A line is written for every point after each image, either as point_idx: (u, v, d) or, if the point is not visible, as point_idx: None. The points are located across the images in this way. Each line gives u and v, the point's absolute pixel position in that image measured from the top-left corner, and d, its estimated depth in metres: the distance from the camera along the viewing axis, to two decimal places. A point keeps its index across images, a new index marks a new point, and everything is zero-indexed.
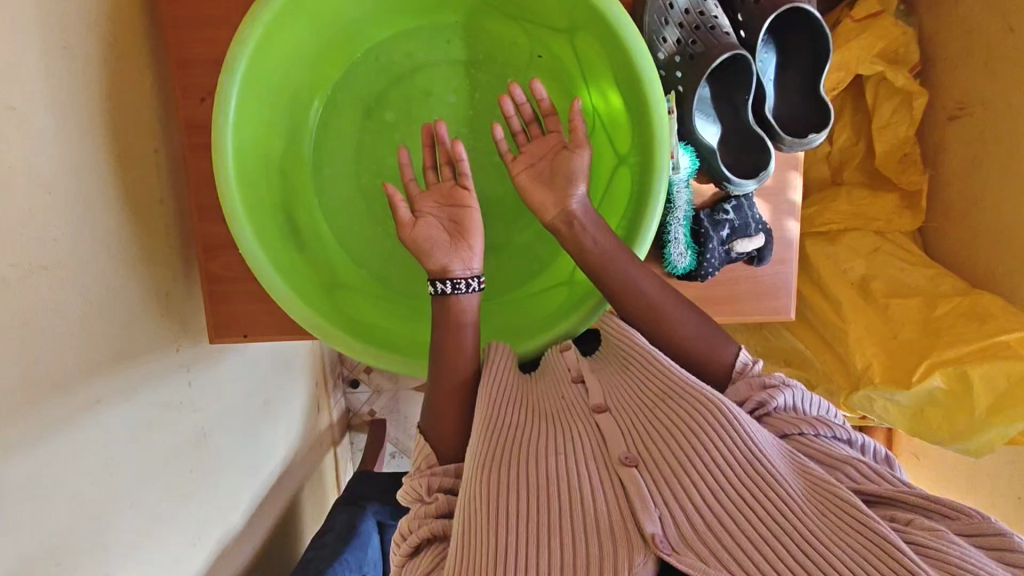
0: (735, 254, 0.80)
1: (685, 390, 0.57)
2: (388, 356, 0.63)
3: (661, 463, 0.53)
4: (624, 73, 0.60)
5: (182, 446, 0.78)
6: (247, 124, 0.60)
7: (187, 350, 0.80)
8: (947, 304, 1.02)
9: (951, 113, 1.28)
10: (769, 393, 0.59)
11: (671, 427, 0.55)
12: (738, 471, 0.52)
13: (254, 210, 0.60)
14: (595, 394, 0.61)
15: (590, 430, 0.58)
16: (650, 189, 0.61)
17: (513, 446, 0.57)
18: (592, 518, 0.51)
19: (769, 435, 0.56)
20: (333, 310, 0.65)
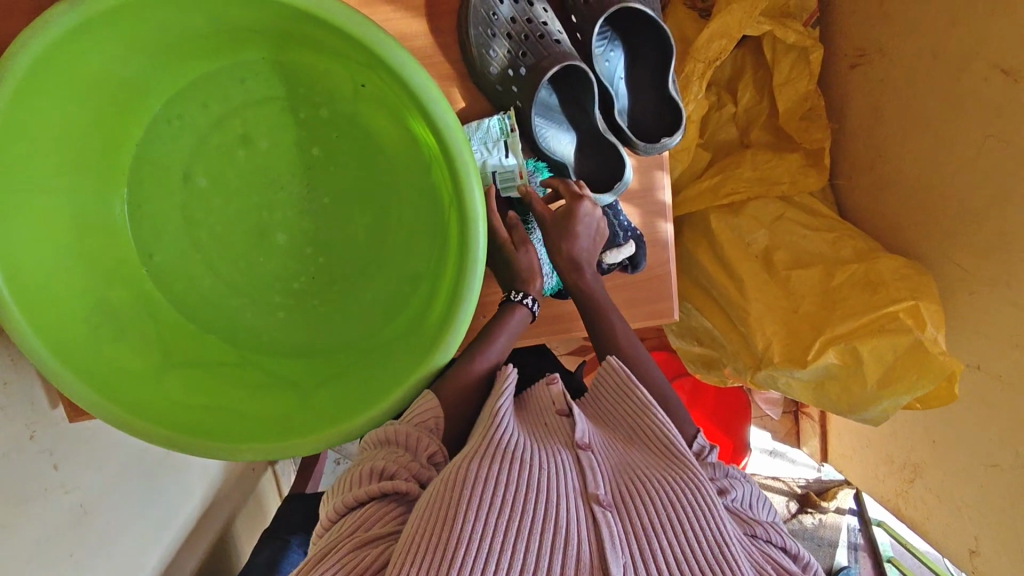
0: (607, 265, 0.77)
1: (677, 457, 0.64)
2: (211, 446, 0.58)
3: (635, 519, 0.57)
4: (422, 118, 0.57)
5: (52, 532, 0.75)
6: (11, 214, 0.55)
7: (45, 433, 0.76)
8: (843, 271, 1.00)
9: (852, 61, 1.23)
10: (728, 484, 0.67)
11: (650, 483, 0.61)
12: (705, 543, 0.56)
13: (42, 308, 0.57)
14: (583, 431, 0.66)
15: (576, 465, 0.62)
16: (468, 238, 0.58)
17: (504, 457, 0.60)
18: (564, 547, 0.53)
19: (736, 531, 0.61)
20: (164, 403, 0.61)
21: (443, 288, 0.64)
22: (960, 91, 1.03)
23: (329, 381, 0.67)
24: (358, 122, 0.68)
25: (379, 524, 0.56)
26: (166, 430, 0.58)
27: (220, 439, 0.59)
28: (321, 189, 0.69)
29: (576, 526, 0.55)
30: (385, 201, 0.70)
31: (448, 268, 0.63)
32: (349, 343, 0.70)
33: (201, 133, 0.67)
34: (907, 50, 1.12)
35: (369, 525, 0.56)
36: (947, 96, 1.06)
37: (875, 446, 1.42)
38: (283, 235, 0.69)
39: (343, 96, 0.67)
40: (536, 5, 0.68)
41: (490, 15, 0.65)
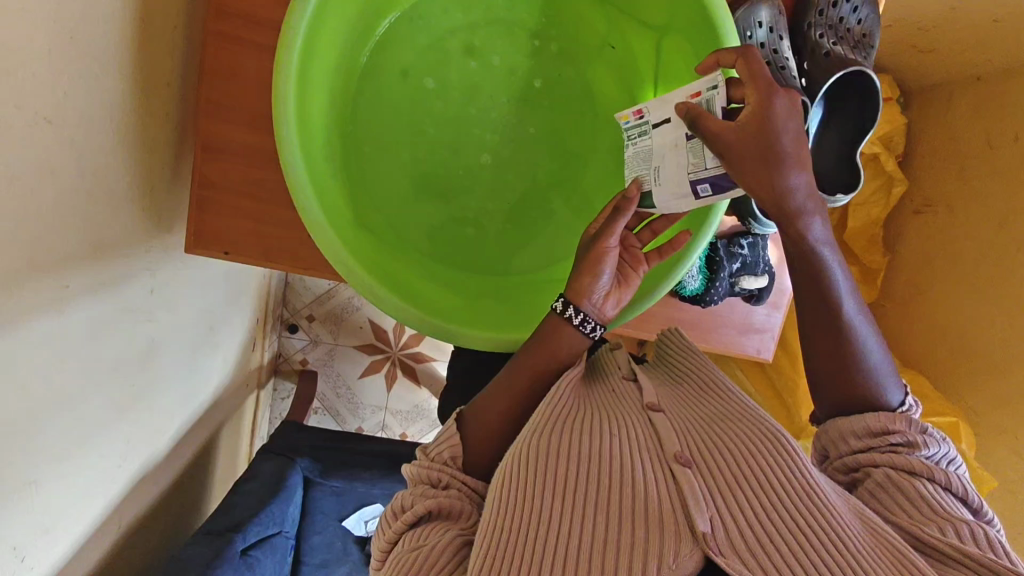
0: (738, 288, 0.83)
1: (746, 414, 0.63)
2: (406, 309, 0.59)
3: (712, 472, 0.57)
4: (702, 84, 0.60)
5: (129, 357, 0.70)
6: (319, 27, 0.56)
7: (156, 254, 0.72)
8: None
9: (916, 208, 1.38)
10: (923, 440, 0.58)
11: (724, 437, 0.60)
12: (792, 494, 0.54)
13: (303, 123, 0.56)
14: (649, 393, 0.67)
15: (643, 425, 0.63)
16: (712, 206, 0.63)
17: (573, 425, 0.63)
18: (641, 497, 0.55)
19: (834, 483, 0.57)
20: (369, 257, 0.61)
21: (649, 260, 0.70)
22: (1014, 260, 1.17)
23: (493, 297, 0.70)
24: (588, 78, 0.72)
25: (424, 538, 0.59)
26: (377, 285, 0.58)
27: (412, 305, 0.61)
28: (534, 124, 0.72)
29: (652, 483, 0.56)
30: (590, 154, 0.73)
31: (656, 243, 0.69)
32: (517, 267, 0.73)
33: (444, 30, 0.69)
34: (972, 214, 1.27)
35: (413, 540, 0.59)
36: (1000, 261, 1.20)
37: None
38: (487, 158, 0.71)
39: (588, 49, 0.71)
40: (783, 40, 0.74)
41: (746, 34, 0.72)
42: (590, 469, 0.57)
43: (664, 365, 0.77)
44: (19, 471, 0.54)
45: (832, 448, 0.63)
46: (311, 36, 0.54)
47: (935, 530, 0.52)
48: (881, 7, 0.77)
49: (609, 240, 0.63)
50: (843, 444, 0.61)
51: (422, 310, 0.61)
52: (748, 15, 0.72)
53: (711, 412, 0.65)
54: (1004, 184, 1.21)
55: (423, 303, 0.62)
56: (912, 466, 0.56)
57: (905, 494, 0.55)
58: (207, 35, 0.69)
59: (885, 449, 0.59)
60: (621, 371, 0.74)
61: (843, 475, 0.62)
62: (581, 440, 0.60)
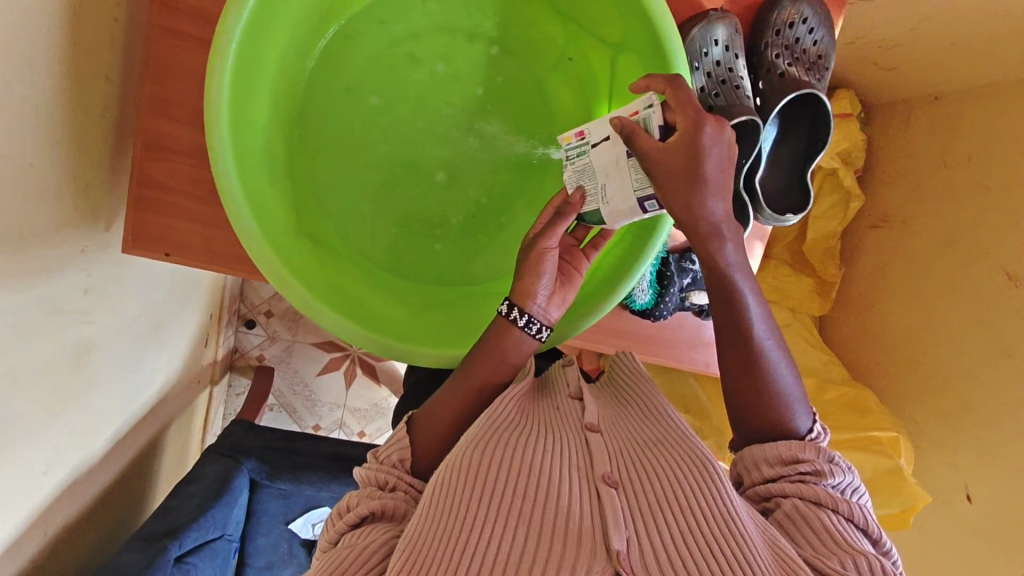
0: (688, 303, 0.83)
1: (680, 440, 0.64)
2: (346, 323, 0.58)
3: (638, 497, 0.58)
4: None
5: (62, 359, 0.68)
6: (257, 31, 0.54)
7: (92, 253, 0.70)
8: (836, 391, 1.12)
9: (873, 223, 1.41)
10: (829, 468, 0.60)
11: (655, 462, 0.61)
12: (710, 522, 0.55)
13: (239, 127, 0.55)
14: (591, 412, 0.66)
15: (579, 444, 0.63)
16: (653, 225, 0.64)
17: (511, 438, 0.62)
18: (566, 516, 0.55)
19: (749, 510, 0.58)
20: (308, 267, 0.59)
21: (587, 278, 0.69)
22: (961, 278, 1.21)
23: (435, 305, 0.69)
24: (543, 88, 0.71)
25: (361, 539, 0.57)
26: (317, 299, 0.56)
27: (350, 316, 0.59)
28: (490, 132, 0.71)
29: (577, 503, 0.56)
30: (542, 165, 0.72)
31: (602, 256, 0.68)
32: (465, 278, 0.72)
33: (399, 36, 0.67)
34: (925, 233, 1.30)
35: (351, 540, 0.57)
36: (948, 280, 1.23)
37: None
38: (441, 175, 0.69)
39: (543, 60, 0.70)
40: (739, 58, 0.74)
41: (702, 50, 0.72)
42: (520, 486, 0.57)
43: (610, 382, 0.77)
44: None
45: (747, 476, 0.65)
46: (250, 37, 0.53)
47: (834, 562, 0.54)
48: (837, 29, 0.78)
49: (547, 243, 0.62)
50: (757, 473, 0.64)
51: (366, 326, 0.59)
52: (705, 32, 0.72)
53: (647, 435, 0.66)
54: (955, 205, 1.25)
55: (363, 316, 0.60)
56: (818, 497, 0.58)
57: (810, 524, 0.57)
58: (152, 27, 0.67)
59: (793, 478, 0.61)
60: (568, 387, 0.73)
61: (757, 503, 0.64)
62: (516, 454, 0.60)
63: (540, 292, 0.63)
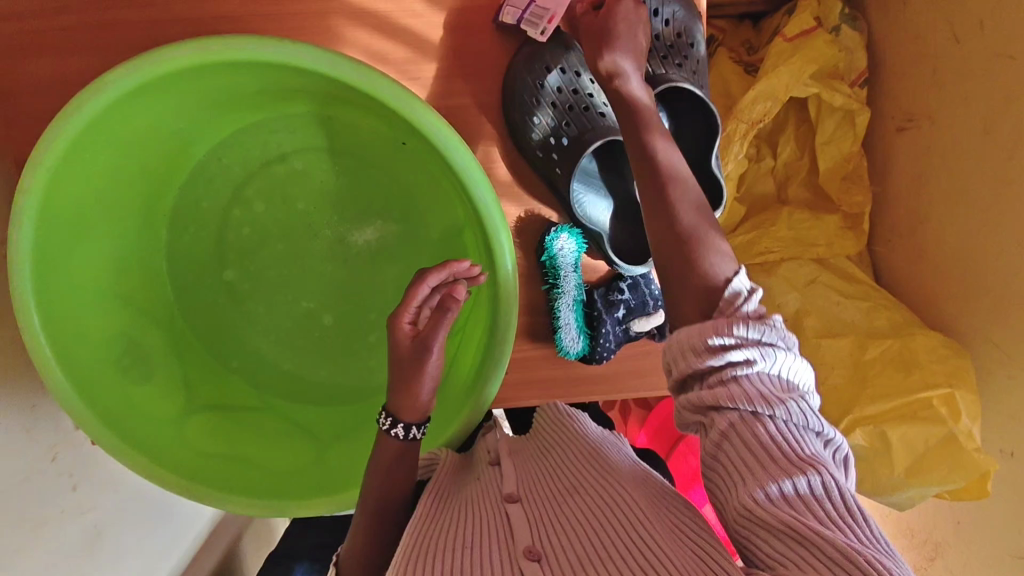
0: (634, 332, 0.76)
1: (608, 488, 0.58)
2: (232, 498, 0.59)
3: (564, 560, 0.50)
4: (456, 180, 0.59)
5: (67, 555, 0.77)
6: (58, 265, 0.55)
7: (67, 455, 0.78)
8: (878, 346, 0.96)
9: (899, 124, 1.19)
10: (762, 348, 0.48)
11: (582, 517, 0.55)
12: (646, 573, 0.47)
13: (82, 362, 0.56)
14: (509, 483, 0.61)
15: (498, 518, 0.57)
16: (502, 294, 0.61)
17: (423, 544, 0.54)
18: None
19: (683, 536, 0.50)
20: (203, 451, 0.62)
21: (463, 368, 0.70)
22: (1011, 169, 0.99)
23: (333, 438, 0.68)
24: (394, 175, 0.69)
25: None
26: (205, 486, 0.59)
27: (238, 490, 0.60)
28: (354, 235, 0.71)
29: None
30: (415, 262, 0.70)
31: (472, 342, 0.69)
32: (361, 396, 0.71)
33: (238, 184, 0.69)
34: (957, 123, 1.08)
35: None
36: (992, 175, 1.02)
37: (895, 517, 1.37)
38: (330, 316, 0.72)
39: (379, 150, 0.67)
40: (583, 75, 0.71)
41: (535, 84, 0.68)
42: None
43: (537, 434, 0.73)
44: None
45: (674, 367, 0.52)
46: (51, 277, 0.54)
47: (778, 480, 0.45)
48: (694, 5, 0.72)
49: (434, 348, 0.60)
50: (684, 364, 0.50)
51: (256, 496, 0.60)
52: (531, 64, 0.68)
53: (571, 486, 0.60)
54: (982, 82, 1.02)
55: (251, 484, 0.61)
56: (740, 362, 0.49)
57: (748, 451, 0.46)
58: None
59: (723, 374, 0.48)
60: (489, 456, 0.68)
61: (688, 409, 0.51)
62: (431, 550, 0.53)
63: (426, 384, 0.61)
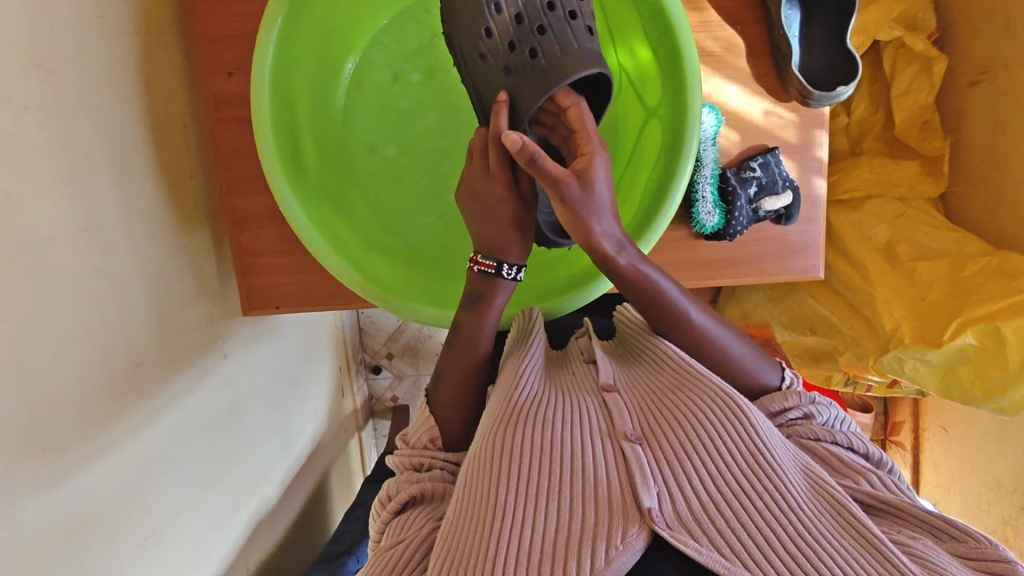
0: (763, 212, 0.80)
1: (698, 382, 0.62)
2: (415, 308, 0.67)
3: (662, 447, 0.58)
4: (651, 17, 0.61)
5: (215, 418, 0.80)
6: (282, 87, 0.64)
7: (221, 322, 0.82)
8: (975, 263, 1.00)
9: (970, 79, 1.25)
10: (815, 410, 0.66)
11: (675, 409, 0.61)
12: (741, 462, 0.56)
13: (294, 175, 0.65)
14: (605, 373, 0.67)
15: (596, 404, 0.64)
16: (684, 129, 0.61)
17: (527, 415, 0.62)
18: (597, 484, 0.56)
19: (783, 445, 0.60)
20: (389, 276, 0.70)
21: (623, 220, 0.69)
22: None
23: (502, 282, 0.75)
24: None
25: (407, 526, 0.61)
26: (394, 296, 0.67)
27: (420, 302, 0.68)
28: None
29: (603, 464, 0.57)
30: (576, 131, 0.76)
31: (632, 192, 0.69)
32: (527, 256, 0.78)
33: (406, 53, 0.75)
34: None
35: (400, 529, 0.62)
36: None
37: (979, 471, 1.37)
38: None
39: None
40: None
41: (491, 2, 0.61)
42: (537, 459, 0.58)
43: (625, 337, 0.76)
44: (130, 528, 0.65)
45: None
46: (276, 96, 0.63)
47: (852, 484, 0.60)
48: None
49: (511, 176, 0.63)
50: None
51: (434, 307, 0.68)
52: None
53: (662, 379, 0.65)
54: None
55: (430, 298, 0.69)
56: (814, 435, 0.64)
57: (816, 458, 0.62)
58: (215, 122, 0.79)
59: (789, 426, 0.66)
60: (583, 355, 0.75)
61: None
62: (541, 431, 0.60)
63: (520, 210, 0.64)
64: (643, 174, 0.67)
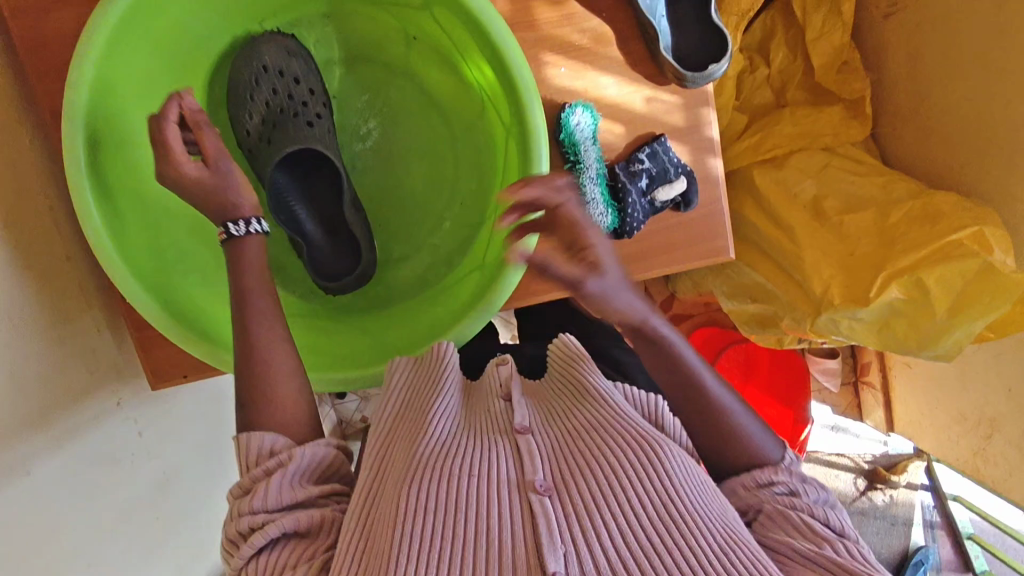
0: (659, 203, 0.77)
1: (623, 429, 0.55)
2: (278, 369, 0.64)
3: (575, 498, 0.50)
4: (485, 43, 0.58)
5: (139, 494, 0.81)
6: (105, 170, 0.61)
7: (129, 400, 0.80)
8: (900, 210, 0.98)
9: (885, 12, 1.21)
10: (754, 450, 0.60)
11: (592, 453, 0.53)
12: (656, 513, 0.49)
13: (135, 259, 0.62)
14: (521, 413, 0.59)
15: (507, 449, 0.55)
16: (532, 152, 0.59)
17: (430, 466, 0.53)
18: (499, 546, 0.47)
19: (700, 485, 0.53)
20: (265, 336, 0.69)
21: (495, 245, 0.66)
22: (1002, 23, 1.00)
23: (397, 316, 0.73)
24: (410, 73, 0.74)
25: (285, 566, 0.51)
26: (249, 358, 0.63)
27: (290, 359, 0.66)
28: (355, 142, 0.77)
29: (506, 521, 0.49)
30: (435, 155, 0.76)
31: (503, 217, 0.65)
32: (426, 285, 0.75)
33: None
34: None
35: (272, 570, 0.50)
36: (987, 33, 1.03)
37: (945, 405, 1.36)
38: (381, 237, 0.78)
39: (399, 49, 0.73)
40: None
41: (253, 80, 0.69)
42: (441, 519, 0.49)
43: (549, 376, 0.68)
44: None
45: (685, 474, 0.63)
46: (98, 181, 0.59)
47: (780, 532, 0.53)
48: None
49: None
50: None
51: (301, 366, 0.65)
52: (249, 57, 0.69)
53: (581, 421, 0.57)
54: None
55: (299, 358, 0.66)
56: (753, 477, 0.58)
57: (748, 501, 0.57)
58: None
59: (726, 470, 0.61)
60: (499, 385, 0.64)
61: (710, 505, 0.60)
62: (440, 484, 0.51)
63: None
64: (509, 203, 0.64)
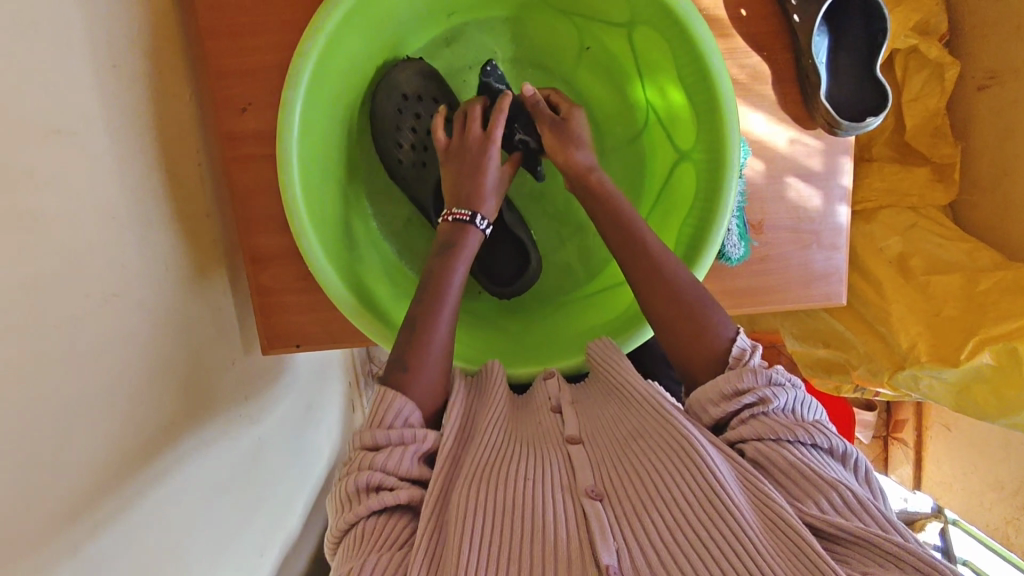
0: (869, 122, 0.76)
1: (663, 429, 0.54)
2: None
3: (627, 501, 0.50)
4: (691, 74, 0.64)
5: (242, 459, 0.79)
6: (308, 135, 0.64)
7: (240, 362, 0.80)
8: (990, 278, 1.01)
9: (980, 83, 1.23)
10: (772, 391, 0.54)
11: (638, 458, 0.53)
12: (695, 507, 0.48)
13: (317, 222, 0.66)
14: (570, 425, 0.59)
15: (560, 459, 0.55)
16: (720, 181, 0.64)
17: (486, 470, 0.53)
18: (549, 544, 0.47)
19: (734, 474, 0.51)
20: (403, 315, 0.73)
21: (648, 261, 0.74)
22: None
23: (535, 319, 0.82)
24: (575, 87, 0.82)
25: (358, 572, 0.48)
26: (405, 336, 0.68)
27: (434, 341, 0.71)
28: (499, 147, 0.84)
29: (559, 522, 0.48)
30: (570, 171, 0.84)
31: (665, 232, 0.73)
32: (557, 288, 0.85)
33: None
34: None
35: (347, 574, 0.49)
36: None
37: (982, 471, 1.38)
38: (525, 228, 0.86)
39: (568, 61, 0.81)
40: None
41: (395, 111, 0.75)
42: (501, 519, 0.48)
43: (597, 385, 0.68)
44: None
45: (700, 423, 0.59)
46: (303, 144, 0.63)
47: (808, 505, 0.49)
48: None
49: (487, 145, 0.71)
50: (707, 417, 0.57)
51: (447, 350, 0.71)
52: (389, 90, 0.75)
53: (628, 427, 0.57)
54: None
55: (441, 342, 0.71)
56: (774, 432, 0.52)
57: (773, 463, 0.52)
58: (228, 158, 0.76)
59: (744, 415, 0.55)
60: (549, 402, 0.64)
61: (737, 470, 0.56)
62: (495, 487, 0.51)
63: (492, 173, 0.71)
64: (672, 223, 0.72)
